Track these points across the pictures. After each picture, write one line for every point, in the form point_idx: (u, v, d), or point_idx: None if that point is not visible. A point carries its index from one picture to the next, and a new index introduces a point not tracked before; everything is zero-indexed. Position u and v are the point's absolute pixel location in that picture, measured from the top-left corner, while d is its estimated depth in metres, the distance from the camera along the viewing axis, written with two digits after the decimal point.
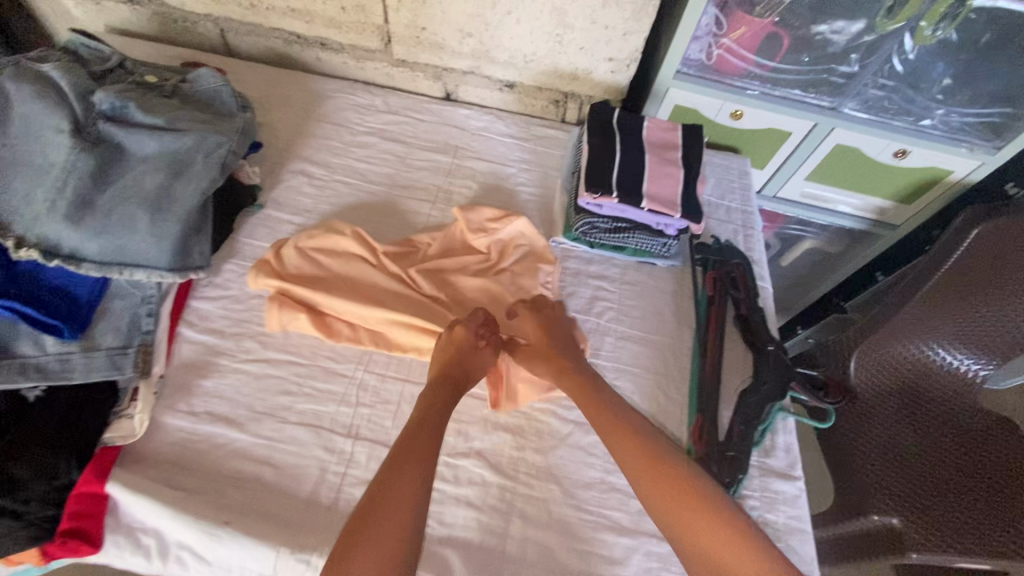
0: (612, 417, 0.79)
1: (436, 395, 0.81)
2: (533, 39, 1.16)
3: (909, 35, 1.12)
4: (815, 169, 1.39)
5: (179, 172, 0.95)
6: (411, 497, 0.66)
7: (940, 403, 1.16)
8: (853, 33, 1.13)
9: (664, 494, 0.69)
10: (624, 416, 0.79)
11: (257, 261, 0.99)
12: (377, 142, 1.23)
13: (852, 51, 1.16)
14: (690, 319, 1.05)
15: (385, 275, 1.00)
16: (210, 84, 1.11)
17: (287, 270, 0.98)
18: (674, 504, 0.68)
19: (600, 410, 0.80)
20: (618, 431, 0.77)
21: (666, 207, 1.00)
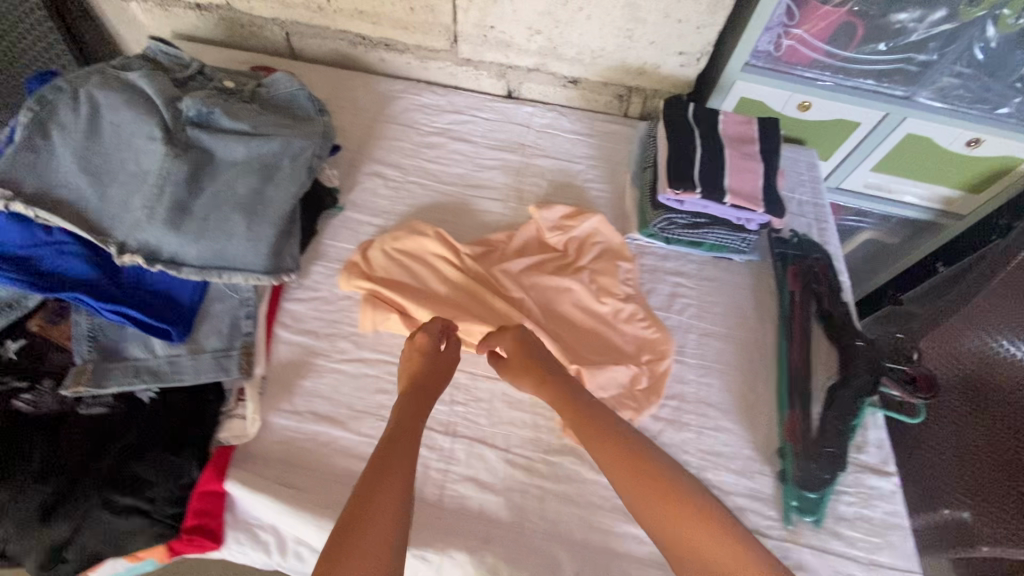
0: (591, 419, 0.74)
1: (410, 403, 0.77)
2: (603, 35, 1.15)
3: (991, 22, 1.11)
4: (882, 159, 1.37)
5: (269, 176, 0.98)
6: (397, 506, 0.62)
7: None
8: (933, 22, 1.12)
9: (654, 498, 0.64)
10: (606, 419, 0.74)
11: (345, 264, 1.01)
12: (446, 142, 1.24)
13: (932, 40, 1.15)
14: (772, 313, 1.04)
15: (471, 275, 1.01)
16: (286, 88, 1.12)
17: (375, 272, 1.00)
18: (664, 509, 0.63)
19: (580, 415, 0.75)
20: (601, 436, 0.72)
21: (750, 201, 0.99)
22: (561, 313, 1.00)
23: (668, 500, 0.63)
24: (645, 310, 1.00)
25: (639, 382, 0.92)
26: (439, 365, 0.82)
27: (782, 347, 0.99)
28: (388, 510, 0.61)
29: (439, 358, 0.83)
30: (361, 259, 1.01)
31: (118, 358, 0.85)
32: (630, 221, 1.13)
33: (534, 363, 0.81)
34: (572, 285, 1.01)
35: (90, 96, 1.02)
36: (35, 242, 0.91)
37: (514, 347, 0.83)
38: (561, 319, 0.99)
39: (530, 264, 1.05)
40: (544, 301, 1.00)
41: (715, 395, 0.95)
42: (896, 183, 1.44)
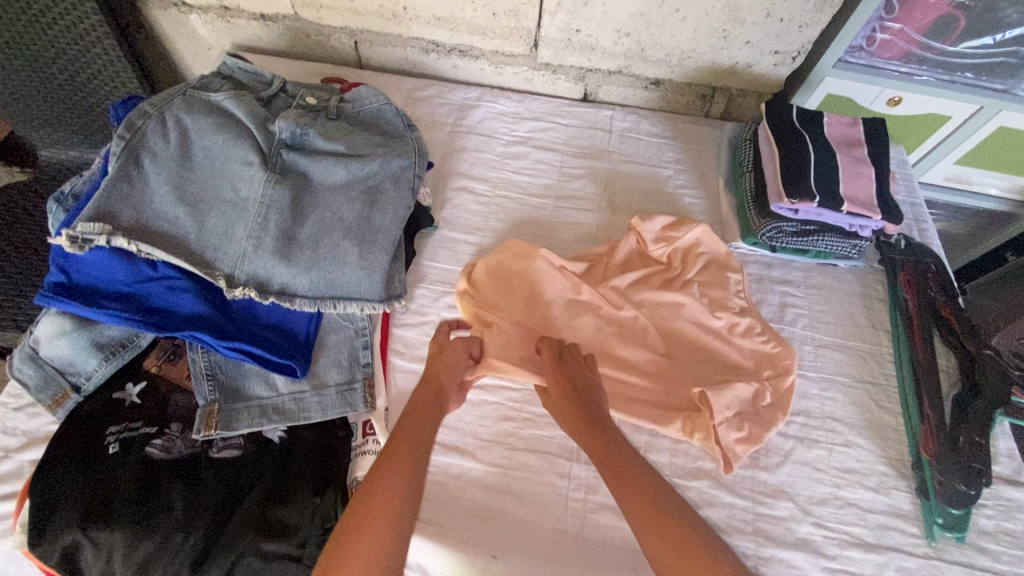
0: (617, 450, 0.77)
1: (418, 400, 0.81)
2: (696, 36, 1.11)
3: None
4: (968, 152, 1.33)
5: (374, 200, 0.95)
6: (393, 507, 0.66)
7: None
8: None
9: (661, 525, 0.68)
10: (629, 451, 0.77)
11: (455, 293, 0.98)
12: (530, 152, 1.20)
13: None
14: (885, 321, 1.03)
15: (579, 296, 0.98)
16: (372, 104, 1.09)
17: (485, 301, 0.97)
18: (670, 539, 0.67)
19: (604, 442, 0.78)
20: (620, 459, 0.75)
21: (867, 208, 0.96)
22: (676, 332, 0.97)
23: (676, 536, 0.67)
24: (761, 322, 0.98)
25: (768, 401, 0.90)
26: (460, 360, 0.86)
27: (901, 357, 0.98)
28: (390, 513, 0.65)
29: (453, 353, 0.87)
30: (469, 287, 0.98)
31: (241, 397, 0.84)
32: (731, 229, 1.10)
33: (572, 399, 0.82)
34: (684, 299, 0.98)
35: (179, 121, 0.98)
36: (142, 278, 0.88)
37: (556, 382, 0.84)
38: (675, 337, 0.97)
39: (638, 279, 1.01)
40: (657, 320, 0.98)
41: (840, 409, 0.93)
42: (978, 175, 1.41)
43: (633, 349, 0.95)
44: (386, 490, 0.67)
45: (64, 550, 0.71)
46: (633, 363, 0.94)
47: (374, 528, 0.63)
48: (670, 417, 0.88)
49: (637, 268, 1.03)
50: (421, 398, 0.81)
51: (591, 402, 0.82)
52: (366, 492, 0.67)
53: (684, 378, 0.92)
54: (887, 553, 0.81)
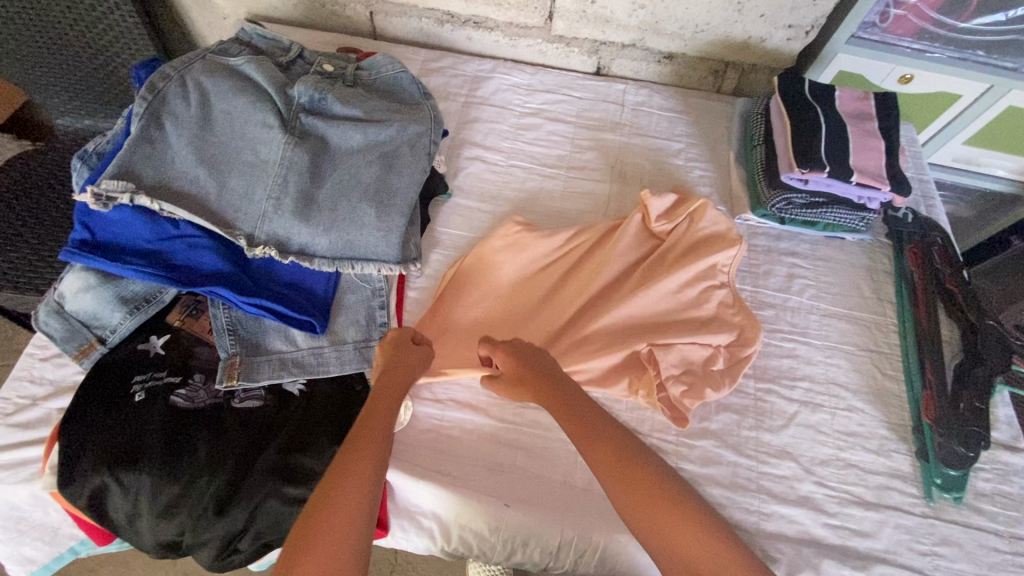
0: (589, 422, 0.75)
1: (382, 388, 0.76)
2: (710, 8, 1.12)
3: None
4: (977, 132, 1.34)
5: (391, 164, 0.97)
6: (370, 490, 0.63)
7: None
8: None
9: (644, 497, 0.67)
10: (604, 421, 0.75)
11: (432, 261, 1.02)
12: (543, 123, 1.21)
13: None
14: (891, 293, 1.04)
15: (562, 276, 1.01)
16: (389, 72, 1.10)
17: (465, 273, 1.00)
18: (654, 509, 0.67)
19: (576, 416, 0.75)
20: (598, 432, 0.73)
21: (876, 179, 0.98)
22: (646, 300, 0.96)
23: (660, 505, 0.67)
24: (736, 297, 0.99)
25: (733, 377, 0.91)
26: (404, 359, 0.82)
27: (907, 326, 1.00)
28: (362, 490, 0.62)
29: (407, 348, 0.84)
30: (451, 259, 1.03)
31: (261, 351, 0.86)
32: (741, 202, 1.11)
33: (529, 371, 0.80)
34: (678, 272, 0.98)
35: (200, 85, 1.00)
36: (165, 235, 0.90)
37: (511, 360, 0.82)
38: (652, 308, 0.96)
39: (624, 254, 1.02)
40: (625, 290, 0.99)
41: (843, 375, 0.95)
42: (986, 156, 1.41)
43: (597, 319, 0.94)
44: (357, 474, 0.64)
45: (94, 489, 0.74)
46: (594, 336, 0.93)
47: (345, 511, 0.60)
48: (617, 378, 0.90)
49: (631, 245, 1.03)
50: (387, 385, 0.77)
51: (553, 376, 0.80)
52: (339, 473, 0.64)
53: (635, 339, 0.92)
54: (886, 511, 0.83)
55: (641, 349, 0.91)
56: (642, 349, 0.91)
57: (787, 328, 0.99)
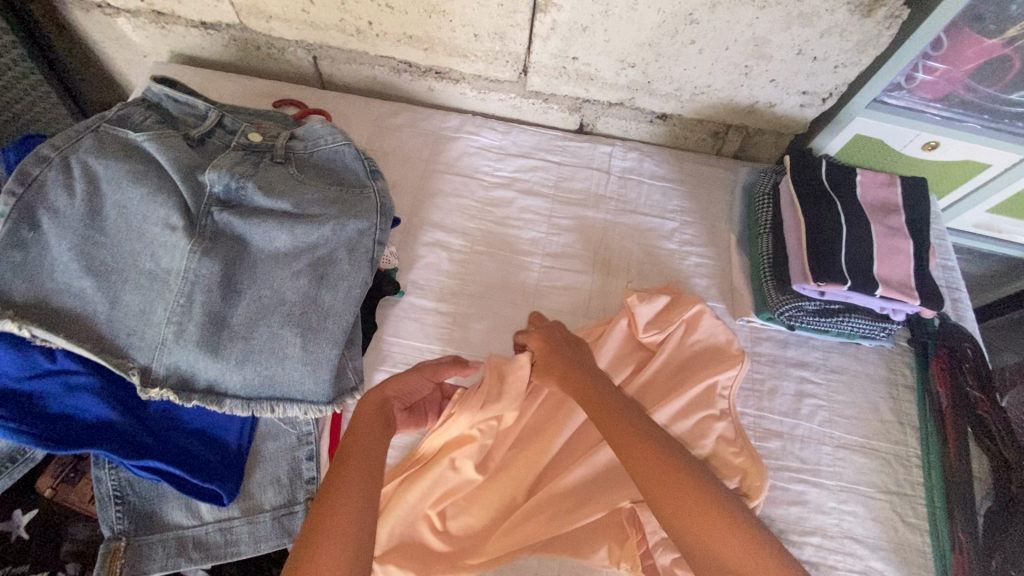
0: (614, 414, 0.68)
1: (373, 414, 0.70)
2: (713, 71, 0.94)
3: None
4: (1005, 201, 1.18)
5: (323, 275, 0.79)
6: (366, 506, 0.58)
7: None
8: None
9: (661, 488, 0.59)
10: (620, 407, 0.68)
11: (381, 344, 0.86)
12: (515, 197, 1.04)
13: None
14: (913, 416, 0.90)
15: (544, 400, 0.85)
16: (328, 144, 0.91)
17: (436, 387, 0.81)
18: (672, 502, 0.59)
19: (595, 405, 0.69)
20: (611, 421, 0.67)
21: (903, 293, 0.83)
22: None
23: (679, 495, 0.59)
24: (738, 428, 0.84)
25: None
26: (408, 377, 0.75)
27: (932, 466, 0.86)
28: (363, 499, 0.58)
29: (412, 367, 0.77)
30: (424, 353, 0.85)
31: (156, 526, 0.71)
32: (744, 301, 0.96)
33: (557, 360, 0.76)
34: (669, 402, 0.84)
35: (86, 168, 0.79)
36: (34, 371, 0.72)
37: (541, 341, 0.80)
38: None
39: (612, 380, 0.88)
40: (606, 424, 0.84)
41: (860, 526, 0.81)
42: (1010, 225, 1.26)
43: (573, 467, 0.79)
44: (354, 491, 0.58)
45: None
46: (566, 494, 0.78)
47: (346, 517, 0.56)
48: (594, 544, 0.75)
49: (621, 368, 0.89)
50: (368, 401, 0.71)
51: (575, 359, 0.76)
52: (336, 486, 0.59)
53: (615, 495, 0.77)
54: None
55: (624, 506, 0.76)
56: (623, 507, 0.76)
57: (795, 465, 0.85)
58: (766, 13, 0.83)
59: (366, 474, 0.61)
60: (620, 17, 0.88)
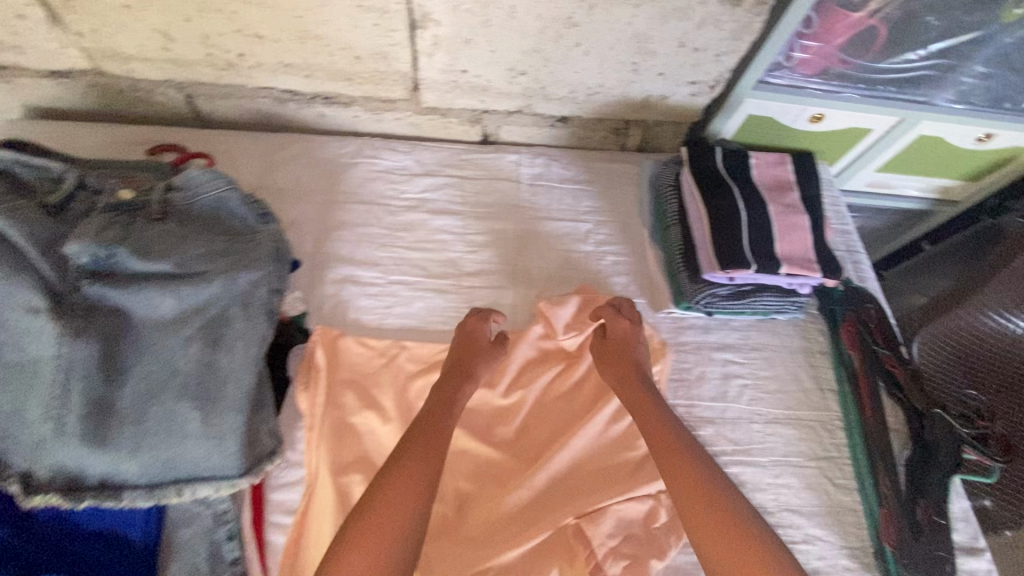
0: (662, 433, 0.73)
1: (449, 398, 0.75)
2: (603, 71, 0.94)
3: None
4: (890, 160, 1.25)
5: (217, 338, 0.72)
6: (409, 516, 0.62)
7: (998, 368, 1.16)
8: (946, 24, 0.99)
9: (693, 504, 0.66)
10: (673, 428, 0.73)
11: (298, 371, 0.83)
12: (425, 219, 1.00)
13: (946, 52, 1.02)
14: (831, 380, 0.95)
15: (480, 410, 0.84)
16: (209, 191, 0.84)
17: (370, 407, 0.81)
18: (700, 521, 0.65)
19: (647, 422, 0.75)
20: (666, 444, 0.72)
21: (806, 268, 0.86)
22: (568, 450, 0.81)
23: (711, 516, 0.65)
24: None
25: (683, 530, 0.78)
26: (484, 356, 0.81)
27: (853, 428, 0.90)
28: (400, 509, 0.62)
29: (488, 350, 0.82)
30: (354, 380, 0.83)
31: None
32: (662, 294, 0.97)
33: (626, 354, 0.82)
34: (604, 406, 0.84)
35: None
36: None
37: (617, 332, 0.85)
38: (574, 462, 0.82)
39: (552, 381, 0.88)
40: (546, 436, 0.83)
41: (796, 497, 0.85)
42: (899, 180, 1.34)
43: (516, 488, 0.78)
44: (399, 503, 0.62)
45: None
46: (510, 516, 0.76)
47: (393, 511, 0.61)
48: (543, 566, 0.73)
49: (563, 369, 0.88)
50: (444, 390, 0.76)
51: (631, 356, 0.82)
52: (386, 487, 0.64)
53: (558, 512, 0.76)
54: None
55: (568, 522, 0.76)
56: (568, 523, 0.76)
57: (730, 448, 0.87)
58: (642, 11, 0.83)
59: (415, 485, 0.64)
60: (500, 26, 0.85)
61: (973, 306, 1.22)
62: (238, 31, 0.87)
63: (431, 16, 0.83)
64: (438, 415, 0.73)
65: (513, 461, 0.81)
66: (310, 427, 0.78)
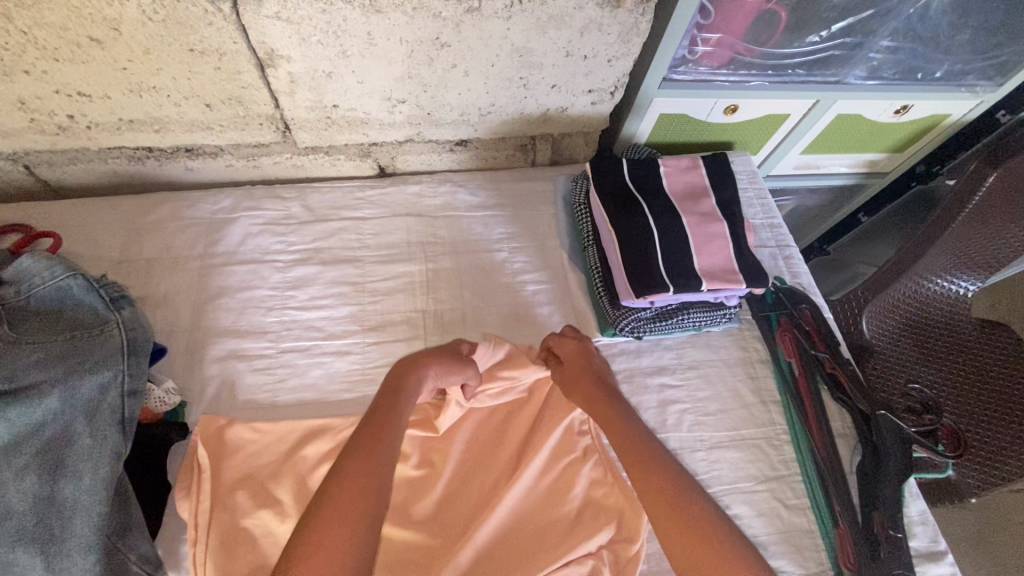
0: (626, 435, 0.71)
1: (385, 410, 0.68)
2: (490, 89, 0.86)
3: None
4: (813, 141, 1.20)
5: (58, 464, 0.62)
6: (364, 522, 0.56)
7: (945, 330, 1.02)
8: (847, 6, 0.90)
9: (656, 506, 0.64)
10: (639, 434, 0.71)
11: (179, 476, 0.72)
12: (317, 272, 0.90)
13: (854, 30, 0.95)
14: (773, 390, 0.89)
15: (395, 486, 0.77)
16: (45, 281, 0.71)
17: (266, 504, 0.71)
18: (665, 525, 0.62)
19: (610, 423, 0.73)
20: (628, 444, 0.70)
21: (729, 280, 0.80)
22: (496, 516, 0.74)
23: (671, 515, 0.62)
24: (607, 465, 0.79)
25: None
26: (444, 363, 0.76)
27: (801, 444, 0.84)
28: (348, 523, 0.56)
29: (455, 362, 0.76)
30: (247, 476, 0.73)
31: None
32: (587, 321, 0.90)
33: (585, 372, 0.78)
34: (532, 459, 0.77)
35: None
36: None
37: (575, 355, 0.80)
38: (505, 528, 0.74)
39: (474, 439, 0.81)
40: (471, 505, 0.76)
41: (749, 528, 0.78)
42: (826, 160, 1.30)
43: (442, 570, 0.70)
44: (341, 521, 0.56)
45: None
46: None
47: (343, 528, 0.55)
48: None
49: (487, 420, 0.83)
50: (381, 403, 0.70)
51: (593, 373, 0.79)
52: (335, 492, 0.58)
53: None
54: None
55: None
56: None
57: None
58: (515, 23, 0.75)
59: (358, 499, 0.58)
60: (362, 55, 0.76)
61: (915, 275, 0.99)
62: (59, 92, 0.75)
63: (278, 52, 0.73)
64: (370, 424, 0.66)
65: (434, 543, 0.73)
66: (195, 541, 0.67)
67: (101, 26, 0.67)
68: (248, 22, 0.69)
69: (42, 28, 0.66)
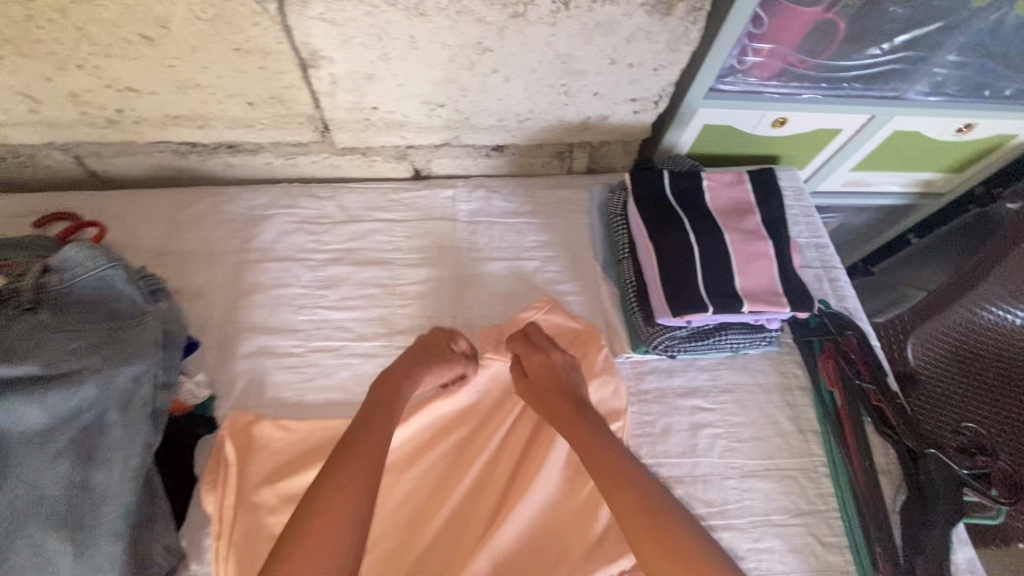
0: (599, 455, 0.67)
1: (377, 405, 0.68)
2: (530, 96, 0.84)
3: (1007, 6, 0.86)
4: (864, 158, 1.14)
5: (92, 452, 0.63)
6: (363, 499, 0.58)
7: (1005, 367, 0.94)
8: (911, 18, 0.85)
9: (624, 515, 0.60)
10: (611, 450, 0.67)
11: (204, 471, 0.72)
12: (348, 272, 0.90)
13: (918, 43, 0.90)
14: (813, 419, 0.84)
15: (417, 490, 0.76)
16: (88, 270, 0.72)
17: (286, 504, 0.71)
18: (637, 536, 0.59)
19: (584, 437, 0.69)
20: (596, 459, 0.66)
21: (771, 303, 0.76)
22: (517, 523, 0.73)
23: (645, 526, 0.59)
24: None
25: None
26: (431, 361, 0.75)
27: (841, 479, 0.79)
28: (342, 512, 0.56)
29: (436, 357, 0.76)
30: (271, 475, 0.73)
31: None
32: (619, 337, 0.87)
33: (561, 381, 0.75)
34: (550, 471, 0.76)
35: None
36: None
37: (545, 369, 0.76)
38: (524, 534, 0.73)
39: (499, 445, 0.79)
40: (488, 511, 0.75)
41: (780, 563, 0.74)
42: (877, 177, 1.23)
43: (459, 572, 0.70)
44: (334, 507, 0.56)
45: None
46: None
47: (335, 520, 0.55)
48: None
49: (514, 430, 0.80)
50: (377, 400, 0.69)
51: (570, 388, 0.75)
52: (328, 487, 0.58)
53: None
54: None
55: None
56: None
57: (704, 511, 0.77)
58: (559, 29, 0.73)
59: (356, 486, 0.59)
60: (403, 58, 0.75)
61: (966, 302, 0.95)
62: (108, 86, 0.77)
63: (321, 53, 0.73)
64: (368, 418, 0.66)
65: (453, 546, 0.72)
66: (219, 535, 0.68)
67: (151, 24, 0.68)
68: (293, 23, 0.69)
69: (96, 24, 0.68)
